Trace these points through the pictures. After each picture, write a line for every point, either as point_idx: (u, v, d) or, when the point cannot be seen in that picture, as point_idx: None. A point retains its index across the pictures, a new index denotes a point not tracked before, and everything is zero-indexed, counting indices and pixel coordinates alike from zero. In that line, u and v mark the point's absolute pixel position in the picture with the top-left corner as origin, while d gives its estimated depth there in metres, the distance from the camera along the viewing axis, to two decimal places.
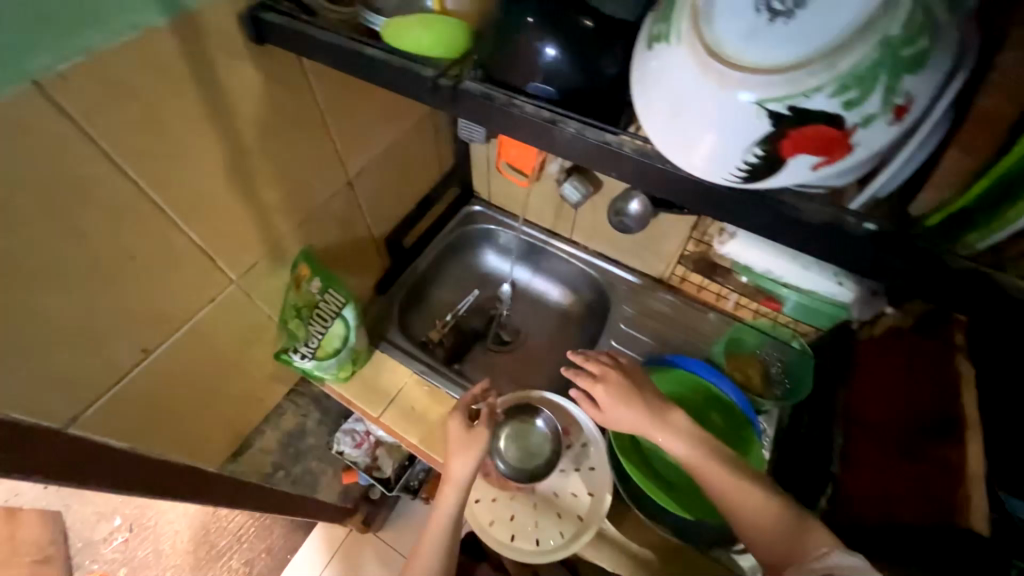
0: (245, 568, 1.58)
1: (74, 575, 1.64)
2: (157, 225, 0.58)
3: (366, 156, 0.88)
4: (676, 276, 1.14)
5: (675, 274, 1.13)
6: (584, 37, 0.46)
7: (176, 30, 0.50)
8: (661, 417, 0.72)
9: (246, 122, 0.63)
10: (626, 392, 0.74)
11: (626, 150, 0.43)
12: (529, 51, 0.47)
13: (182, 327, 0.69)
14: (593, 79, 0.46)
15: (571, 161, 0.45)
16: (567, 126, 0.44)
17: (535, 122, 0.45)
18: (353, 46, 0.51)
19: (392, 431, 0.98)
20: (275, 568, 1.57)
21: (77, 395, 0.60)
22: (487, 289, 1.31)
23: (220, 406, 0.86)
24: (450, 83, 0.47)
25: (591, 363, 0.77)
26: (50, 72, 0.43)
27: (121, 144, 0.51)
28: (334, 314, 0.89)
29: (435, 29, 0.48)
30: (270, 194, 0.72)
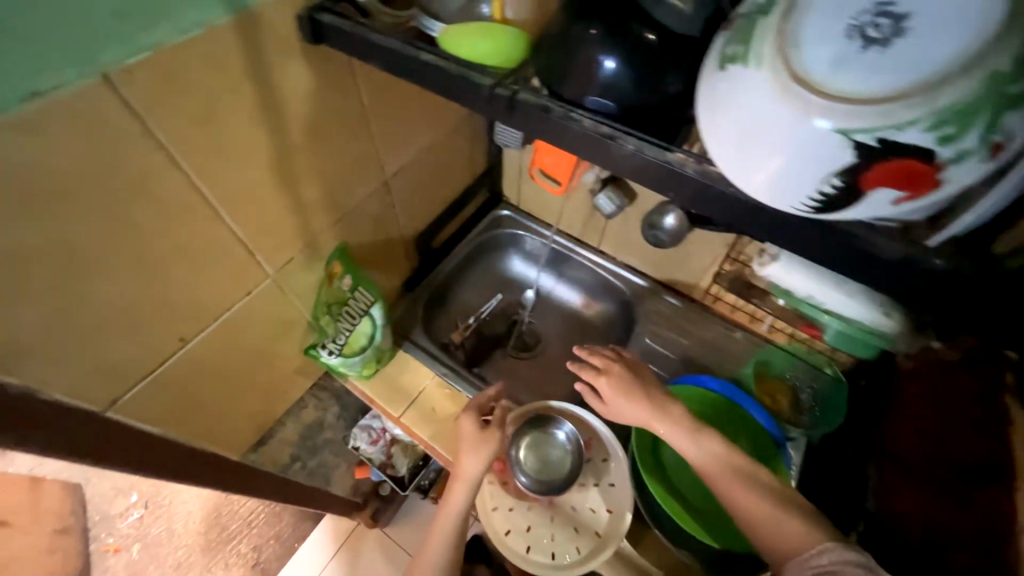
0: (253, 553, 1.60)
1: (89, 547, 1.68)
2: (203, 218, 0.59)
3: (404, 158, 0.89)
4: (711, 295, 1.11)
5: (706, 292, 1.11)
6: (647, 50, 0.44)
7: (237, 28, 0.51)
8: (662, 410, 0.74)
9: (295, 120, 0.63)
10: (627, 384, 0.77)
11: (687, 170, 0.42)
12: (588, 64, 0.46)
13: (219, 317, 0.70)
14: (654, 95, 0.45)
15: (626, 178, 0.45)
16: (625, 143, 0.43)
17: (592, 138, 0.44)
18: (410, 51, 0.51)
19: (413, 433, 0.98)
20: (283, 556, 1.59)
21: (117, 379, 0.61)
22: (510, 294, 1.30)
23: (247, 397, 0.86)
24: (507, 93, 0.47)
25: (595, 357, 0.80)
26: (119, 66, 0.44)
27: (178, 138, 0.52)
28: (362, 312, 0.90)
29: (494, 39, 0.48)
30: (311, 191, 0.73)
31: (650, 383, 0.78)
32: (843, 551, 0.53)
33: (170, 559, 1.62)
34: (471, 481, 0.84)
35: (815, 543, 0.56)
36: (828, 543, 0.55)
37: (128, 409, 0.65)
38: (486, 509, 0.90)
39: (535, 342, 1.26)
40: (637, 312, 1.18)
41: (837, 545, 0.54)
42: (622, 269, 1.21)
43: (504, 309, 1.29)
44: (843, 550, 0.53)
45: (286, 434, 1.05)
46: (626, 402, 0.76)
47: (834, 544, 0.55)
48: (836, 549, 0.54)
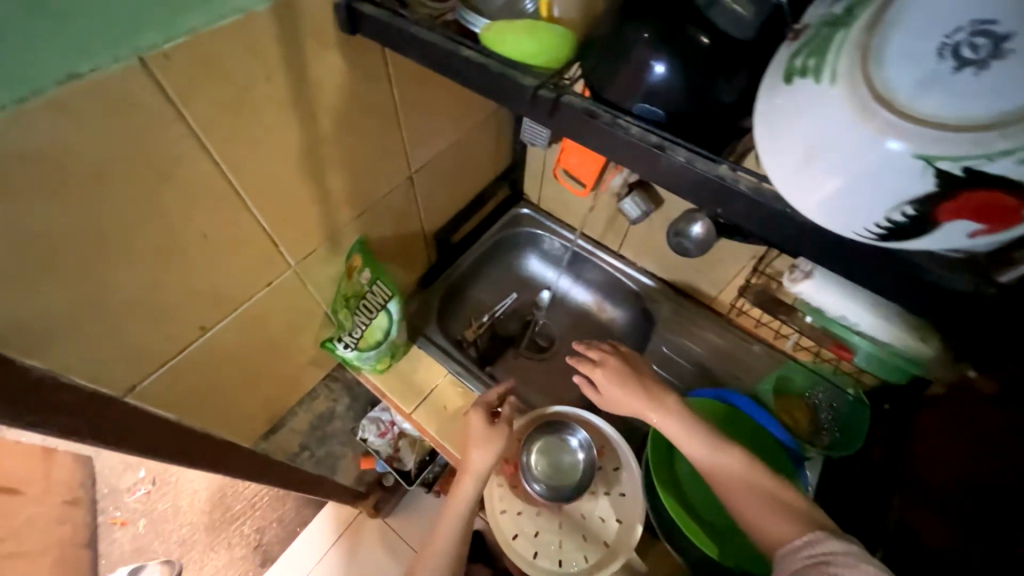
0: (256, 535, 1.61)
1: (97, 519, 1.71)
2: (231, 207, 0.58)
3: (430, 152, 0.87)
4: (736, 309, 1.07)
5: (729, 305, 1.08)
6: (700, 55, 0.42)
7: (276, 15, 0.50)
8: (656, 399, 0.75)
9: (326, 111, 0.62)
10: (624, 376, 0.78)
11: (740, 186, 0.40)
12: (637, 69, 0.44)
13: (239, 307, 0.69)
14: (706, 105, 0.43)
15: (673, 190, 0.43)
16: (675, 154, 0.41)
17: (640, 147, 0.42)
18: (450, 46, 0.50)
19: (424, 430, 0.97)
20: (284, 539, 1.60)
21: (138, 365, 0.61)
22: (526, 294, 1.28)
23: (261, 386, 0.86)
24: (552, 95, 0.45)
25: (592, 350, 0.83)
26: (157, 51, 0.43)
27: (210, 126, 0.51)
28: (379, 307, 0.90)
29: (540, 38, 0.47)
30: (336, 183, 0.72)
31: (645, 375, 0.80)
32: (838, 542, 0.56)
33: (174, 535, 1.64)
34: (478, 475, 0.83)
35: (804, 533, 0.58)
36: (815, 533, 0.58)
37: (146, 395, 0.65)
38: (495, 512, 0.89)
39: (549, 344, 1.24)
40: (654, 319, 1.16)
41: (829, 535, 0.57)
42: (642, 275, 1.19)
43: (518, 308, 1.27)
44: (836, 540, 0.56)
45: (297, 423, 1.05)
46: (619, 392, 0.78)
47: (824, 534, 0.57)
48: (829, 540, 0.56)
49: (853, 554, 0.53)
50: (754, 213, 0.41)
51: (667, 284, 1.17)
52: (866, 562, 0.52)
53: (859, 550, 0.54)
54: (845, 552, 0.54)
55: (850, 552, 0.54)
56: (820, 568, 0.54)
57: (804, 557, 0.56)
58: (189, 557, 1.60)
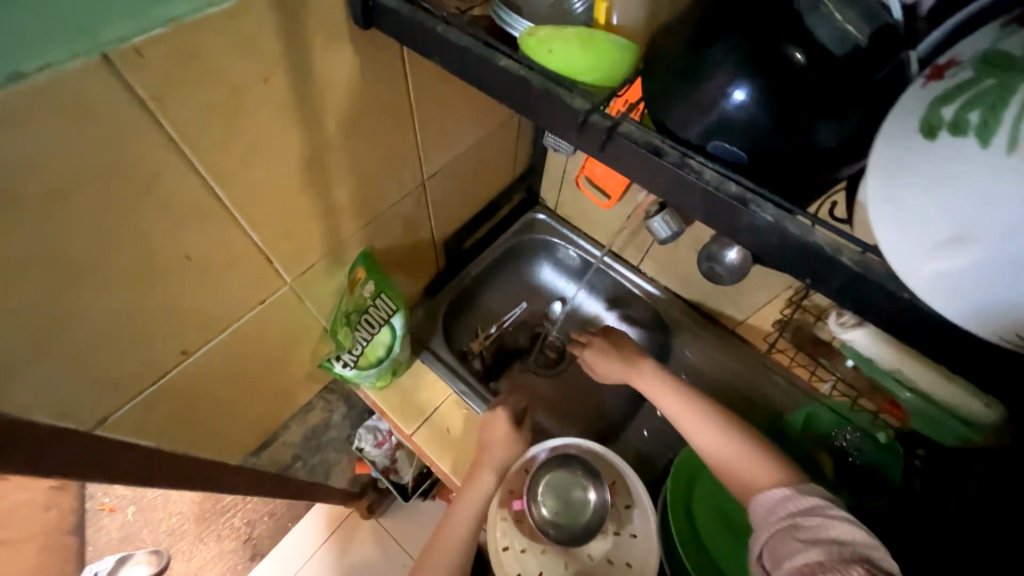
0: (246, 529, 1.54)
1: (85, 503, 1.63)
2: (219, 224, 0.51)
3: (445, 157, 0.79)
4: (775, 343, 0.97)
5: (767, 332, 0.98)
6: (793, 80, 0.34)
7: (276, 3, 0.41)
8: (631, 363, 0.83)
9: (332, 114, 0.54)
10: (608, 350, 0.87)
11: (842, 258, 0.32)
12: (711, 95, 0.36)
13: (228, 328, 0.62)
14: (798, 145, 0.35)
15: (750, 250, 0.36)
16: (760, 211, 0.34)
17: (716, 196, 0.35)
18: (484, 51, 0.41)
19: (425, 454, 0.91)
20: (275, 534, 1.54)
21: (110, 394, 0.54)
22: (537, 303, 1.18)
23: (253, 406, 0.79)
24: (606, 123, 0.37)
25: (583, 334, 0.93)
26: (125, 44, 0.35)
27: (195, 134, 0.43)
28: (382, 322, 0.82)
29: (594, 48, 0.39)
30: (341, 193, 0.64)
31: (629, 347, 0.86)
32: (805, 497, 0.56)
33: (164, 524, 1.56)
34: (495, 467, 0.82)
35: (768, 493, 0.59)
36: (779, 491, 0.58)
37: (121, 424, 0.58)
38: (496, 548, 0.82)
39: (560, 357, 1.13)
40: (671, 347, 1.09)
41: (794, 492, 0.57)
42: (664, 294, 1.10)
43: (528, 319, 1.16)
44: (801, 495, 0.57)
45: (290, 436, 0.99)
46: (602, 361, 0.86)
47: (788, 491, 0.58)
48: (796, 495, 0.57)
49: (821, 510, 0.54)
50: (855, 289, 0.33)
51: (691, 304, 1.09)
52: (835, 515, 0.53)
53: (825, 503, 0.55)
54: (812, 507, 0.55)
55: (817, 506, 0.55)
56: (790, 531, 0.54)
57: (771, 521, 0.56)
58: (177, 549, 1.53)
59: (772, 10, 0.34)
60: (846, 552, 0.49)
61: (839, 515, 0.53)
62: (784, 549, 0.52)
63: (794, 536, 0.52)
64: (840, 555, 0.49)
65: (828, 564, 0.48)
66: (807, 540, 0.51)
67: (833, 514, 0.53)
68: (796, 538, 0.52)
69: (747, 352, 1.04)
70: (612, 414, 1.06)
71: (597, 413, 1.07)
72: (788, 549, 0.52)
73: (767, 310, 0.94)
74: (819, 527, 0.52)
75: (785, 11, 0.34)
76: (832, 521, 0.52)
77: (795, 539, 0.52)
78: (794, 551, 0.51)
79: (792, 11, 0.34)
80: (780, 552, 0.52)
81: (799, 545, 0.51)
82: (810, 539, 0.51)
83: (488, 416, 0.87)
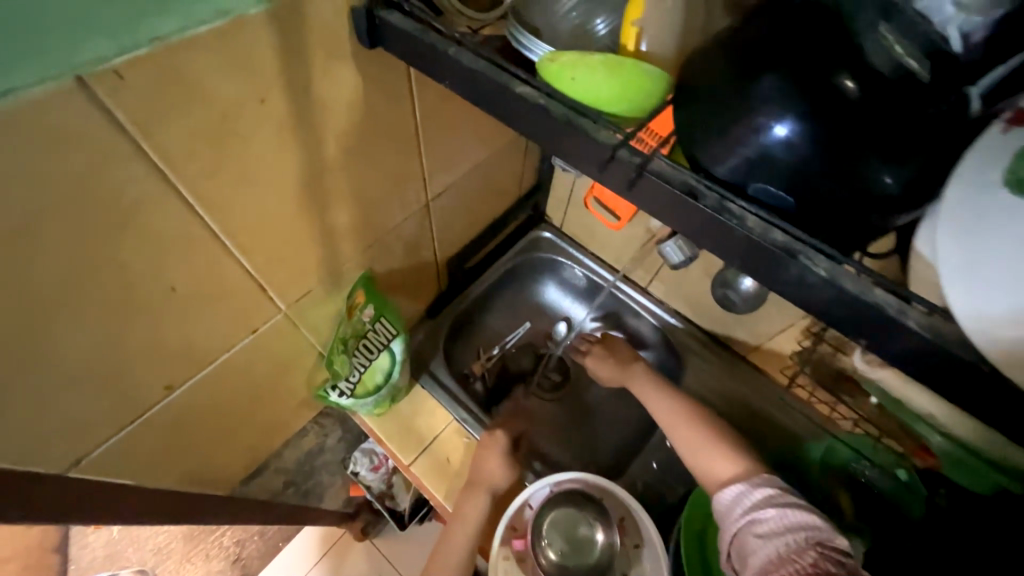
0: (235, 548, 1.42)
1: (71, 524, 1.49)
2: (209, 254, 0.47)
3: (450, 177, 0.75)
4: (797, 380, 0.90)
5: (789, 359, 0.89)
6: (844, 114, 0.30)
7: (272, 21, 0.38)
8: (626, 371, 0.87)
9: (333, 136, 0.51)
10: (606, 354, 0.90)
11: (908, 322, 0.29)
12: (748, 129, 0.32)
13: (216, 360, 0.58)
14: (850, 188, 0.31)
15: (795, 303, 0.33)
16: (812, 265, 0.31)
17: (762, 247, 0.32)
18: (500, 77, 0.38)
19: (423, 486, 0.86)
20: (265, 554, 1.44)
21: (84, 435, 0.50)
22: (542, 323, 1.11)
23: (243, 436, 0.75)
24: (636, 160, 0.34)
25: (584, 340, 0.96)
26: (103, 66, 0.32)
27: (182, 160, 0.39)
28: (381, 347, 0.77)
29: (622, 76, 0.36)
30: (341, 216, 0.60)
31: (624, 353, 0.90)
32: (758, 490, 0.60)
33: (149, 542, 1.39)
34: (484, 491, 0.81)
35: (727, 491, 0.62)
36: (736, 487, 0.62)
37: (97, 465, 0.54)
38: None
39: (565, 379, 1.06)
40: (683, 364, 1.01)
41: (748, 486, 0.61)
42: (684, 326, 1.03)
43: (532, 340, 1.09)
44: (755, 489, 0.60)
45: (282, 463, 0.95)
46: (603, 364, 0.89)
47: (743, 486, 0.61)
48: (750, 490, 0.60)
49: (771, 500, 0.58)
50: (920, 355, 0.30)
51: (705, 332, 1.01)
52: (785, 502, 0.57)
53: (776, 492, 0.59)
54: (765, 499, 0.58)
55: (770, 497, 0.58)
56: (748, 526, 0.57)
57: (733, 517, 0.59)
58: (163, 569, 1.37)
59: (819, 41, 0.32)
60: (801, 538, 0.52)
61: (789, 503, 0.57)
62: (746, 547, 0.55)
63: (754, 531, 0.56)
64: (796, 545, 0.52)
65: (787, 553, 0.52)
66: (765, 533, 0.54)
67: (784, 503, 0.57)
68: (755, 534, 0.55)
69: (759, 379, 0.97)
70: (618, 443, 1.01)
71: (604, 444, 1.02)
72: (750, 547, 0.55)
73: (780, 338, 0.88)
74: (774, 517, 0.56)
75: (833, 42, 0.31)
76: (785, 510, 0.56)
77: (754, 535, 0.56)
78: (755, 548, 0.54)
79: (844, 43, 0.31)
80: (745, 549, 0.55)
81: (759, 540, 0.55)
82: (767, 532, 0.55)
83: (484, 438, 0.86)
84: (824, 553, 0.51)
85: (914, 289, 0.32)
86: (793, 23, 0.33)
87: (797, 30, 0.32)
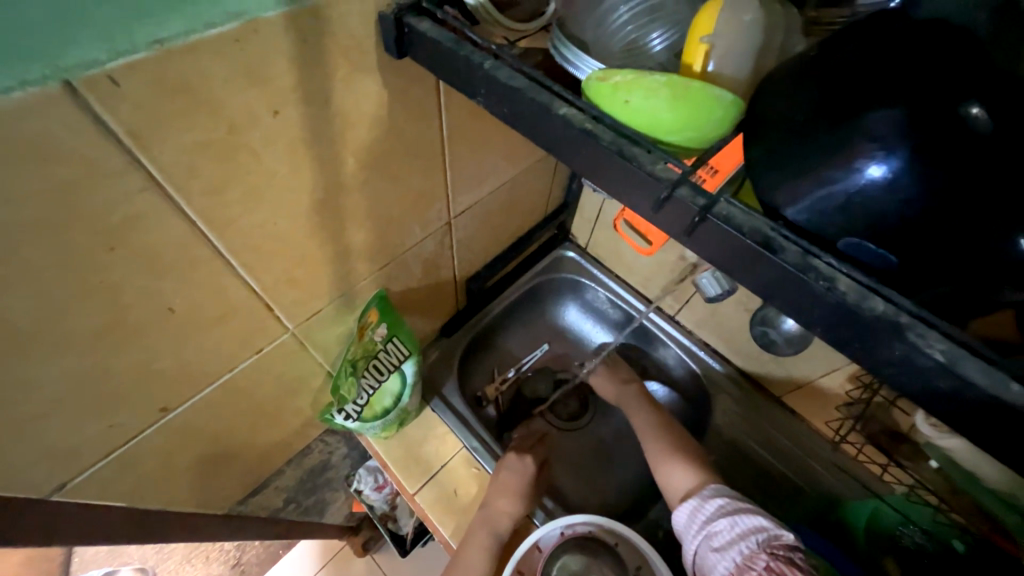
0: (235, 554, 1.25)
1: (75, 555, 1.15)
2: (211, 272, 0.44)
3: (475, 194, 0.71)
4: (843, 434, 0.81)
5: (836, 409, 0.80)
6: (967, 156, 0.24)
7: (291, 27, 0.35)
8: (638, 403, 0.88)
9: (352, 152, 0.47)
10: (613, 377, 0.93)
11: None
12: (839, 168, 0.27)
13: (216, 381, 0.54)
14: (970, 250, 0.25)
15: (891, 384, 0.28)
16: (926, 345, 0.26)
17: (857, 317, 0.27)
18: (541, 96, 0.34)
19: (428, 519, 0.79)
20: (267, 559, 1.31)
21: (68, 459, 0.47)
22: (561, 347, 1.05)
23: (243, 455, 0.71)
24: (701, 202, 0.29)
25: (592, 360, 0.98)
26: (95, 70, 0.28)
27: (181, 173, 0.36)
28: (392, 368, 0.72)
29: (687, 103, 0.31)
30: (357, 233, 0.56)
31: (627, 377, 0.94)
32: (710, 502, 0.66)
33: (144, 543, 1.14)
34: (494, 529, 0.75)
35: (682, 507, 0.68)
36: (690, 503, 0.68)
37: (85, 487, 0.51)
38: None
39: (582, 409, 1.00)
40: (710, 405, 0.92)
41: (702, 500, 0.67)
42: (724, 368, 0.93)
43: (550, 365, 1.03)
44: (707, 501, 0.66)
45: (283, 481, 0.88)
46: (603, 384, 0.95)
47: (696, 501, 0.67)
48: (703, 503, 0.66)
49: (722, 512, 0.64)
50: None
51: (738, 370, 0.92)
52: (735, 510, 0.63)
53: (726, 501, 0.65)
54: (717, 509, 0.64)
55: (721, 508, 0.65)
56: (704, 540, 0.62)
57: (690, 533, 0.65)
58: (164, 570, 1.17)
59: (940, 69, 0.26)
60: (752, 543, 0.58)
61: (738, 510, 0.63)
62: (707, 562, 0.61)
63: (711, 544, 0.61)
64: (749, 551, 0.58)
65: (743, 561, 0.58)
66: (721, 546, 0.60)
67: (734, 511, 0.63)
68: (712, 548, 0.61)
69: (795, 425, 0.87)
70: (638, 485, 0.94)
71: (623, 485, 0.94)
72: (710, 562, 0.60)
73: (822, 383, 0.79)
74: (726, 527, 0.61)
75: (960, 70, 0.26)
76: (734, 518, 0.62)
77: (711, 549, 0.61)
78: (715, 564, 0.60)
79: (976, 71, 0.26)
80: (705, 564, 0.61)
81: (717, 553, 0.60)
82: (722, 545, 0.60)
83: (498, 463, 0.81)
84: (774, 553, 0.56)
85: None
86: (909, 42, 0.27)
87: (914, 52, 0.27)
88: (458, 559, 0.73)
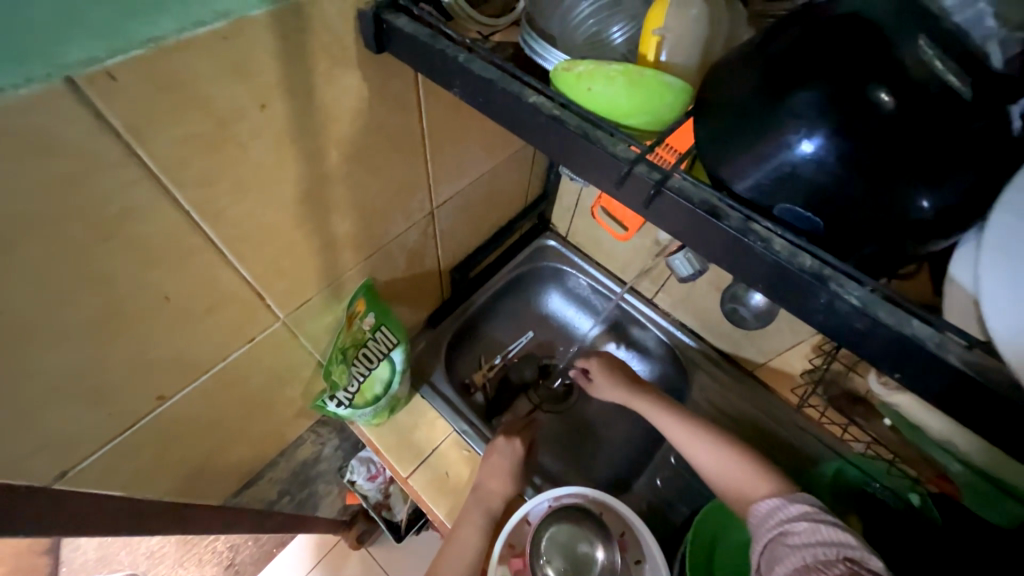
0: (228, 554, 1.24)
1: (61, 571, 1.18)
2: (205, 261, 0.46)
3: (455, 186, 0.73)
4: (811, 403, 0.86)
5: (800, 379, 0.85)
6: (881, 131, 0.28)
7: (275, 23, 0.37)
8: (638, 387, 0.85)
9: (336, 144, 0.49)
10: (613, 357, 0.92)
11: (948, 357, 0.28)
12: (769, 147, 0.31)
13: (210, 370, 0.56)
14: (885, 214, 0.29)
15: (822, 333, 0.32)
16: (845, 292, 0.30)
17: (789, 273, 0.31)
18: (512, 86, 0.37)
19: (422, 500, 0.82)
20: (259, 561, 1.28)
21: (69, 447, 0.48)
22: (545, 333, 1.09)
23: (239, 445, 0.73)
24: (656, 176, 0.33)
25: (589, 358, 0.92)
26: (95, 68, 0.30)
27: (177, 166, 0.38)
28: (381, 356, 0.75)
29: (642, 91, 0.35)
30: (342, 224, 0.58)
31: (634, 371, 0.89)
32: (795, 504, 0.60)
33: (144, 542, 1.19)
34: (487, 508, 0.78)
35: (762, 503, 0.63)
36: (771, 501, 0.63)
37: (85, 476, 0.52)
38: None
39: (568, 392, 1.03)
40: (688, 381, 0.96)
41: (785, 500, 0.62)
42: (698, 345, 0.98)
43: (535, 351, 1.07)
44: (791, 503, 0.61)
45: (277, 473, 0.89)
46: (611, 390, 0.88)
47: (779, 500, 0.62)
48: (785, 503, 0.61)
49: (807, 516, 0.58)
50: (958, 393, 0.29)
51: (712, 348, 0.98)
52: (820, 519, 0.57)
53: (812, 508, 0.59)
54: (800, 512, 0.59)
55: (806, 512, 0.59)
56: (780, 537, 0.58)
57: (765, 527, 0.60)
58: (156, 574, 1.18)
59: (855, 55, 0.30)
60: (832, 552, 0.52)
61: (826, 519, 0.57)
62: (776, 556, 0.56)
63: (785, 540, 0.57)
64: (825, 558, 0.52)
65: (814, 565, 0.52)
66: (795, 544, 0.55)
67: (820, 519, 0.57)
68: (787, 545, 0.56)
69: (766, 397, 0.92)
70: (621, 461, 0.98)
71: (607, 462, 0.99)
72: (778, 556, 0.56)
73: (790, 354, 0.85)
74: (806, 530, 0.56)
75: (870, 56, 0.30)
76: (818, 525, 0.56)
77: (784, 545, 0.56)
78: (784, 558, 0.55)
79: (882, 57, 0.29)
80: (774, 556, 0.56)
81: (788, 549, 0.56)
82: (800, 545, 0.55)
83: (488, 446, 0.84)
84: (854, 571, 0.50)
85: (952, 318, 0.33)
86: (828, 34, 0.31)
87: (832, 42, 0.30)
88: (452, 543, 0.75)
